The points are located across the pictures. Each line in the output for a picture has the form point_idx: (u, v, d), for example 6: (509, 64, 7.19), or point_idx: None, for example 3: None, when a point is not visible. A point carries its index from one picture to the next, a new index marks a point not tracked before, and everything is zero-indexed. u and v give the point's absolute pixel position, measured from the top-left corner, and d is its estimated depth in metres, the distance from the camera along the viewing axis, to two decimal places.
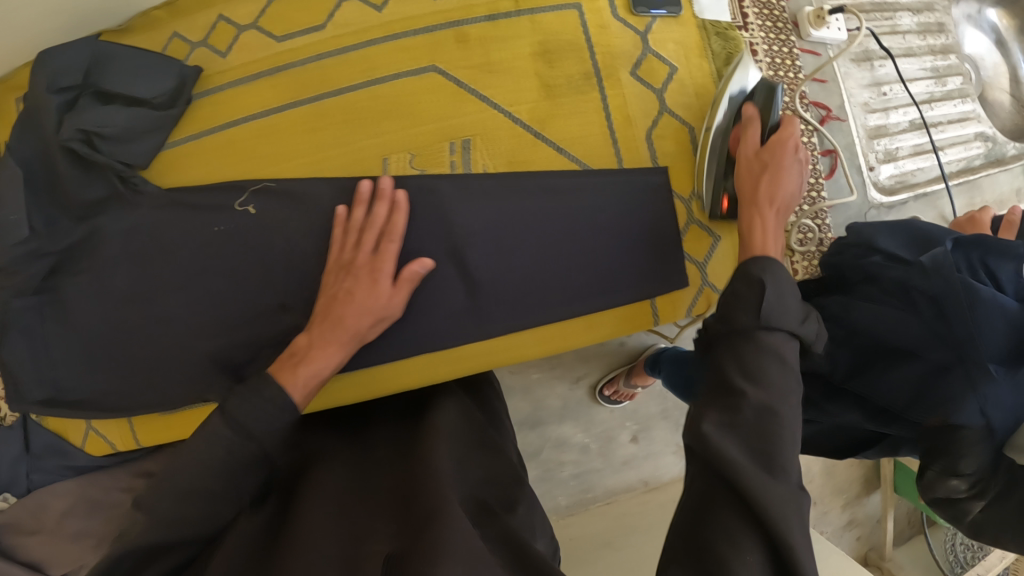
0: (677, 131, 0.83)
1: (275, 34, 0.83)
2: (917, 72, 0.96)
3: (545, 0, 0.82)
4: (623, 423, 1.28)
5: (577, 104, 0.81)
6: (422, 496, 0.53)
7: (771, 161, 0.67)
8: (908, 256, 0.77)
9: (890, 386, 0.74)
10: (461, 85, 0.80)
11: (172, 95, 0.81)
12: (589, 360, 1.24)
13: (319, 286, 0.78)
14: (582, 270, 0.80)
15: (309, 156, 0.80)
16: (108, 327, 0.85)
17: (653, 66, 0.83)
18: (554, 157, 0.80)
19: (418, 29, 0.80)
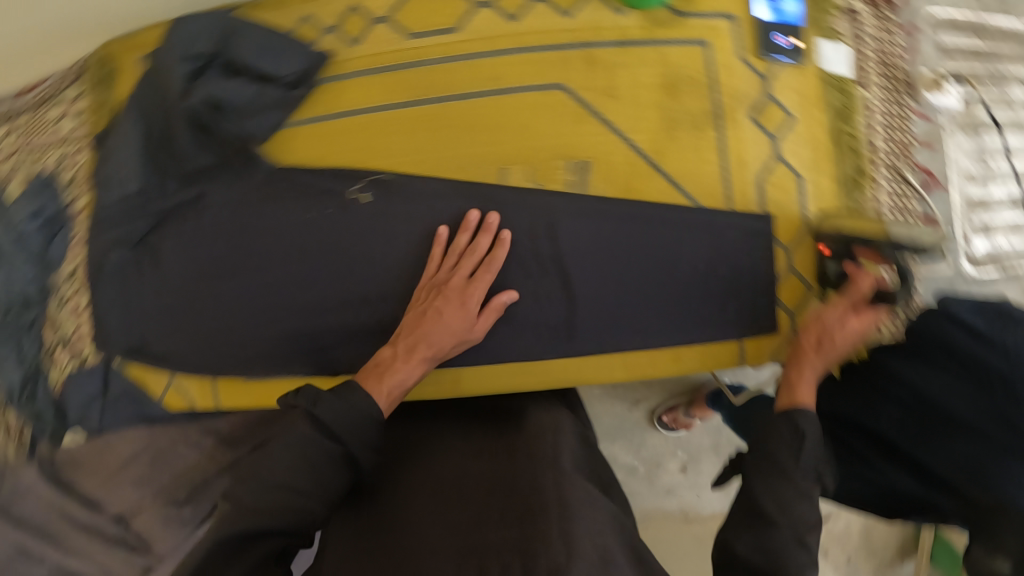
0: (787, 180, 0.82)
1: (407, 31, 0.84)
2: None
3: (673, 33, 0.82)
4: (673, 451, 1.30)
5: (694, 139, 0.81)
6: (536, 494, 0.58)
7: (834, 328, 0.73)
8: (986, 329, 0.77)
9: (947, 455, 0.76)
10: (584, 106, 0.81)
11: (298, 76, 0.83)
12: (650, 384, 1.29)
13: (419, 283, 0.79)
14: (678, 301, 0.81)
15: (426, 154, 0.81)
16: (203, 290, 0.87)
17: (771, 112, 0.82)
18: (665, 189, 0.81)
19: (547, 45, 0.82)
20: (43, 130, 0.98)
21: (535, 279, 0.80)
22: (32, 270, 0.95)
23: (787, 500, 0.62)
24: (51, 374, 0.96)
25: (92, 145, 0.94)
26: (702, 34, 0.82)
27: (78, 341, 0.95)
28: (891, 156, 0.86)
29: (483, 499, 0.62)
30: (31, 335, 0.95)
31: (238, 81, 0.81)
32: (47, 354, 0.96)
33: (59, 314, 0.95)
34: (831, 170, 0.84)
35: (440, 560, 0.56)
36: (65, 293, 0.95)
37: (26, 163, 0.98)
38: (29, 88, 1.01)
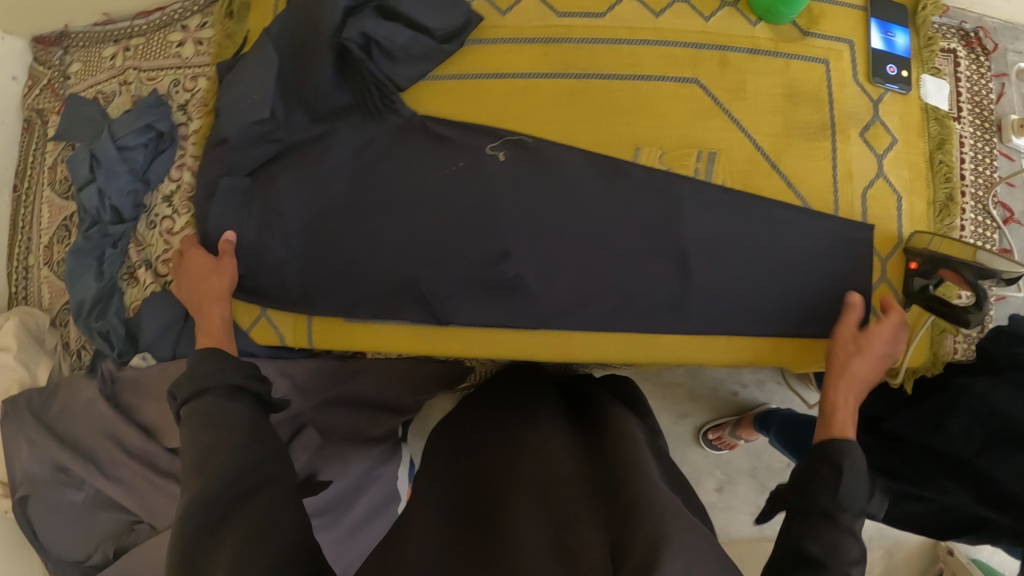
0: (888, 196, 0.87)
1: (555, 9, 0.86)
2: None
3: (802, 49, 0.86)
4: (712, 470, 1.35)
5: (810, 148, 0.85)
6: (632, 489, 0.56)
7: (863, 347, 0.77)
8: None
9: (1013, 469, 0.80)
10: (716, 102, 0.84)
11: (452, 33, 0.84)
12: (699, 401, 1.35)
13: (542, 244, 0.80)
14: (787, 298, 0.83)
15: (564, 125, 0.84)
16: (310, 228, 0.84)
17: (879, 132, 0.87)
18: (781, 189, 0.84)
19: (686, 42, 0.85)
20: (161, 53, 0.97)
21: (654, 258, 0.81)
22: (130, 181, 0.89)
23: (836, 510, 0.60)
24: (130, 292, 0.93)
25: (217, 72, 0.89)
26: (825, 55, 0.86)
27: (163, 264, 0.91)
28: (976, 189, 0.91)
29: (572, 490, 0.59)
30: (116, 251, 0.92)
31: (393, 24, 0.79)
32: (128, 273, 0.93)
33: (149, 234, 0.91)
34: (924, 192, 0.88)
35: (524, 529, 0.53)
36: (159, 213, 0.91)
37: (145, 86, 0.96)
38: (155, 10, 0.99)
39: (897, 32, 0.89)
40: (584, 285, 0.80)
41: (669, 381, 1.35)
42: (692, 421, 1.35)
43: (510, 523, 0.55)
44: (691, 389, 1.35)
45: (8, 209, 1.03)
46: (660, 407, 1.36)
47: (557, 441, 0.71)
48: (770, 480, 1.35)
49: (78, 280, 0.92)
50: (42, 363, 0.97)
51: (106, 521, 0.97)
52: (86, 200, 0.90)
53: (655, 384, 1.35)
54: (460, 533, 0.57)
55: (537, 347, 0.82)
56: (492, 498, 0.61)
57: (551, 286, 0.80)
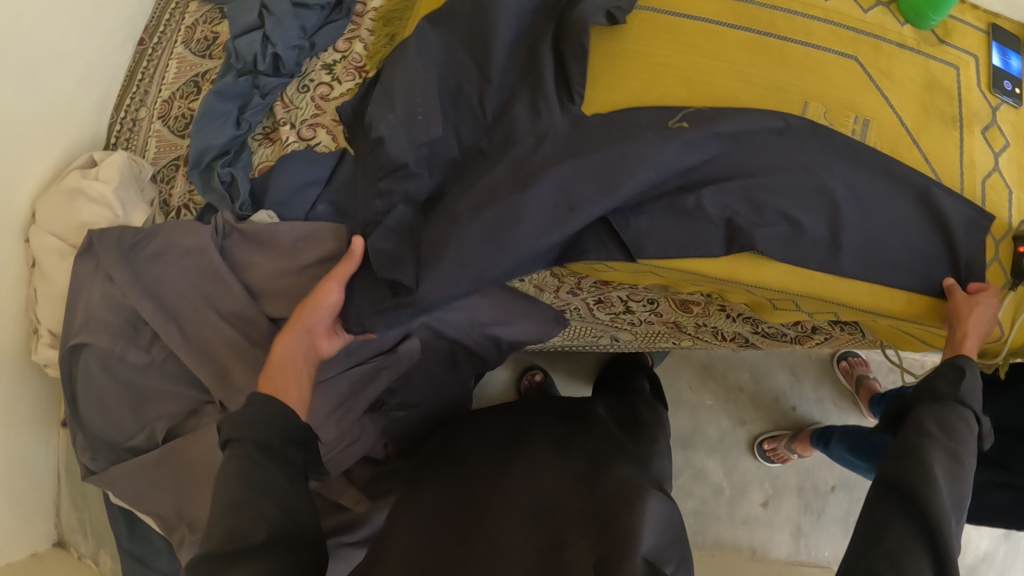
0: (1001, 189, 0.90)
1: None
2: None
3: (937, 52, 0.92)
4: (761, 482, 1.25)
5: (944, 134, 0.88)
6: (620, 518, 0.60)
7: (970, 307, 0.80)
8: None
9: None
10: (871, 80, 0.87)
11: None
12: (760, 411, 1.27)
13: (721, 163, 0.78)
14: (936, 261, 0.83)
15: (738, 69, 0.83)
16: (469, 108, 0.79)
17: (996, 134, 0.92)
18: (920, 163, 0.86)
19: (848, 25, 0.88)
20: None
21: (819, 198, 0.79)
22: (298, 36, 0.86)
23: (954, 420, 0.71)
24: (263, 151, 0.87)
25: None
26: (955, 62, 0.92)
27: (308, 128, 0.86)
28: None
29: (562, 518, 0.64)
30: (263, 102, 0.87)
31: None
32: (265, 133, 0.88)
33: (300, 97, 0.87)
34: None
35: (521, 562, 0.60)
36: (316, 78, 0.87)
37: None
38: None
39: (1013, 57, 0.96)
40: (750, 215, 0.78)
41: (731, 384, 1.28)
42: (748, 429, 1.27)
43: (507, 559, 0.60)
44: (755, 395, 1.28)
45: (128, 61, 0.99)
46: (720, 409, 1.27)
47: (546, 464, 0.74)
48: (814, 502, 1.25)
49: (210, 126, 0.87)
50: (139, 210, 0.88)
51: (166, 397, 0.86)
52: (247, 45, 0.87)
53: (719, 385, 1.28)
54: (457, 562, 0.61)
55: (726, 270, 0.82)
56: (484, 527, 0.65)
57: (721, 205, 0.78)
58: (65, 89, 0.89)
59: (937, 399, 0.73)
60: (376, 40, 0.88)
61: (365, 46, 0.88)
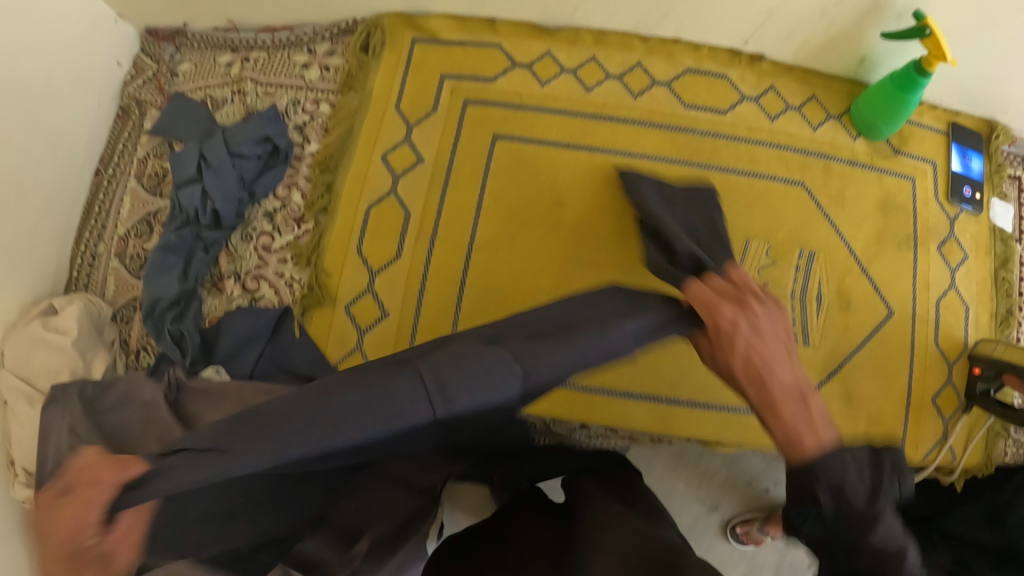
0: (958, 307, 0.90)
1: (682, 99, 0.85)
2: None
3: (891, 165, 0.89)
4: (736, 564, 1.24)
5: (895, 256, 0.86)
6: None
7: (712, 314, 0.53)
8: None
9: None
10: (820, 208, 0.84)
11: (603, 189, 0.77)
12: (734, 493, 1.26)
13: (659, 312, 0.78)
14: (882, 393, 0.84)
15: None
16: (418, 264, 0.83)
17: (953, 248, 0.90)
18: (870, 294, 0.84)
19: (796, 147, 0.85)
20: (280, 70, 0.96)
21: None
22: (237, 189, 0.88)
23: None
24: (213, 302, 0.90)
25: (353, 106, 0.89)
26: (912, 173, 0.90)
27: (253, 279, 0.90)
28: None
29: None
30: (207, 256, 0.90)
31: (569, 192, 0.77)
32: (212, 282, 0.91)
33: (243, 247, 0.90)
34: (988, 304, 0.93)
35: None
36: (258, 228, 0.90)
37: (261, 100, 0.96)
38: (283, 28, 0.97)
39: (973, 156, 0.94)
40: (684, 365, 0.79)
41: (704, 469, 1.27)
42: (721, 513, 1.26)
43: None
44: (727, 479, 1.26)
45: (85, 192, 0.99)
46: (693, 496, 1.26)
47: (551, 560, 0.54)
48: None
49: (159, 279, 0.89)
50: (99, 355, 0.91)
51: None
52: (187, 199, 0.88)
53: (692, 472, 1.27)
54: None
55: (680, 424, 0.78)
56: None
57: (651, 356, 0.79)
58: (24, 227, 0.88)
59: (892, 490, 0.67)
60: (314, 189, 0.89)
61: (302, 194, 0.91)
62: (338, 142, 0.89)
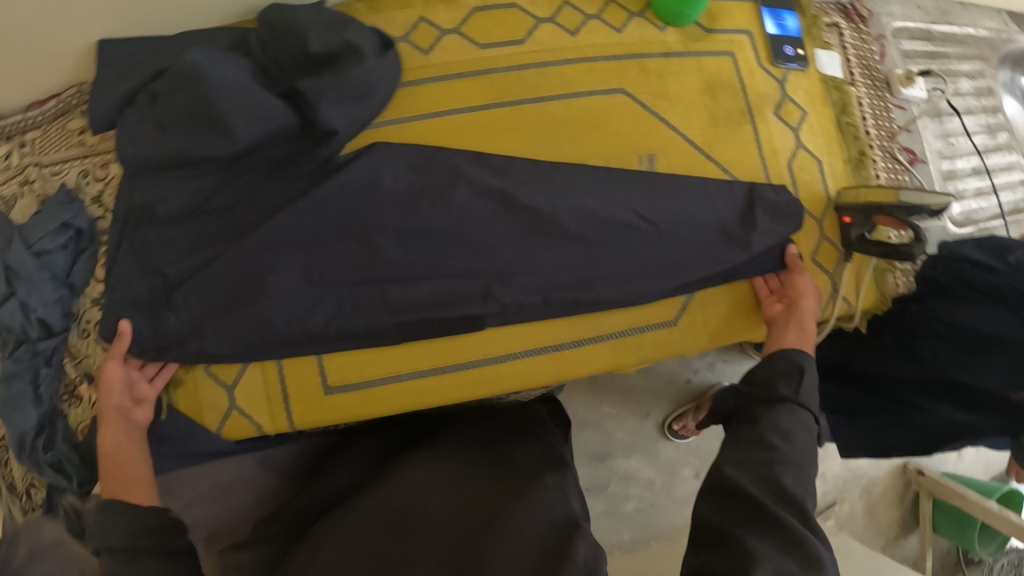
0: (810, 164, 0.97)
1: (477, 41, 0.90)
2: (974, 127, 1.09)
3: (706, 46, 0.95)
4: (686, 458, 1.41)
5: (735, 133, 0.93)
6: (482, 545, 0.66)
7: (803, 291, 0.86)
8: (993, 262, 0.94)
9: (989, 372, 0.90)
10: (645, 107, 0.90)
11: (359, 99, 0.82)
12: (659, 397, 1.40)
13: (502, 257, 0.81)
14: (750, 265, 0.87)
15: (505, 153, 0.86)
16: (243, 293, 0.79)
17: (790, 108, 0.98)
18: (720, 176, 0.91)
19: (605, 56, 0.91)
20: (62, 145, 0.92)
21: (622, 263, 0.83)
22: (54, 289, 0.85)
23: (790, 424, 0.70)
24: (75, 413, 0.87)
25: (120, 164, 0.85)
26: (728, 47, 0.96)
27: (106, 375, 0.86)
28: (882, 141, 1.02)
29: (417, 539, 0.69)
30: (50, 369, 0.86)
31: (340, 106, 0.81)
32: (69, 392, 0.87)
33: (83, 345, 0.87)
34: (840, 153, 1.00)
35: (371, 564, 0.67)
36: (92, 318, 0.86)
37: (49, 182, 0.90)
38: (49, 98, 0.93)
39: (786, 16, 1.00)
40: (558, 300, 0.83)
41: (624, 386, 1.40)
42: (655, 417, 1.40)
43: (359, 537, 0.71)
44: (649, 387, 1.40)
45: None
46: (624, 412, 1.39)
47: (433, 468, 0.83)
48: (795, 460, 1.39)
49: (13, 413, 0.82)
50: None
51: None
52: (6, 318, 0.83)
53: (613, 392, 1.39)
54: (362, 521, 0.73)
55: (576, 364, 0.86)
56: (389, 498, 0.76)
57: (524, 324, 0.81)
58: None
59: (776, 401, 0.73)
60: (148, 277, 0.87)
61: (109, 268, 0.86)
62: (123, 205, 0.85)
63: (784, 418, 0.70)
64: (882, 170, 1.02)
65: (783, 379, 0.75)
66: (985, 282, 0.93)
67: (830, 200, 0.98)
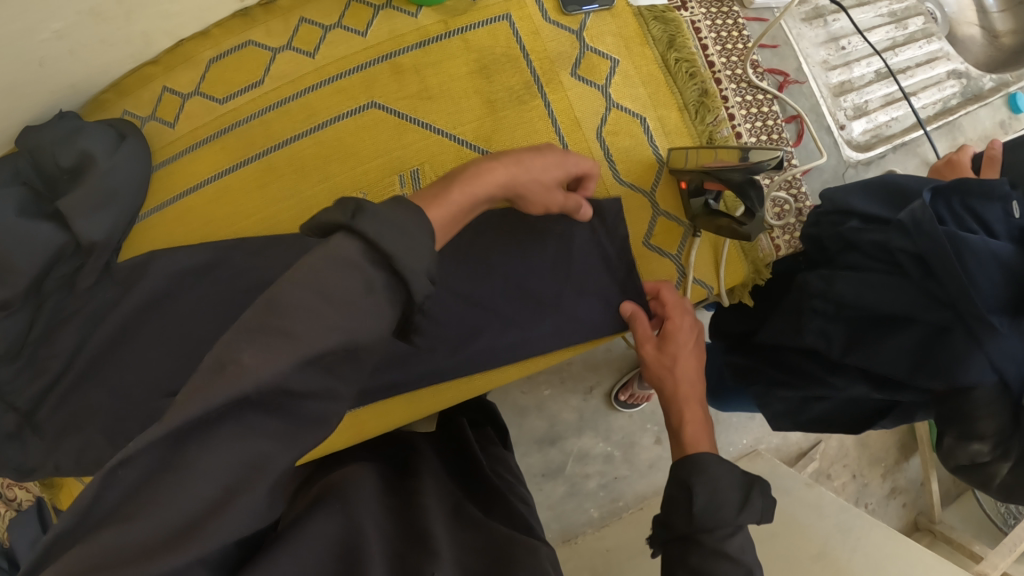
0: (628, 124, 0.81)
1: (217, 97, 0.85)
2: (874, 20, 0.94)
3: (474, 16, 0.82)
4: (644, 426, 1.37)
5: (521, 113, 0.81)
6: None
7: (675, 352, 0.71)
8: (887, 213, 0.75)
9: (888, 355, 0.71)
10: (401, 116, 0.81)
11: (108, 203, 0.81)
12: (600, 368, 1.35)
13: None
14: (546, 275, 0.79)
15: (263, 212, 0.84)
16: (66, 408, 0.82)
17: (594, 62, 0.82)
18: None
19: (350, 69, 0.82)
20: None
21: None
22: None
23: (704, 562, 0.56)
24: None
25: None
26: (504, 9, 0.82)
27: (9, 488, 0.97)
28: (732, 70, 0.85)
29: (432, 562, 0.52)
30: None
31: (95, 214, 0.80)
32: None
33: None
34: (672, 101, 0.83)
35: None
36: None
37: None
38: None
39: None
40: None
41: (559, 364, 1.34)
42: (601, 389, 1.36)
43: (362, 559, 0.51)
44: (585, 361, 1.34)
45: None
46: (566, 391, 1.34)
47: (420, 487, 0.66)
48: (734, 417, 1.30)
49: None
50: None
51: None
52: None
53: (548, 373, 1.34)
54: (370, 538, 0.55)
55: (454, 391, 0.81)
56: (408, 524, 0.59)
57: None
58: None
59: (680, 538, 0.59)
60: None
61: None
62: None
63: (694, 557, 0.57)
64: (737, 107, 0.85)
65: (676, 505, 0.61)
66: (873, 240, 0.74)
67: (660, 163, 0.82)
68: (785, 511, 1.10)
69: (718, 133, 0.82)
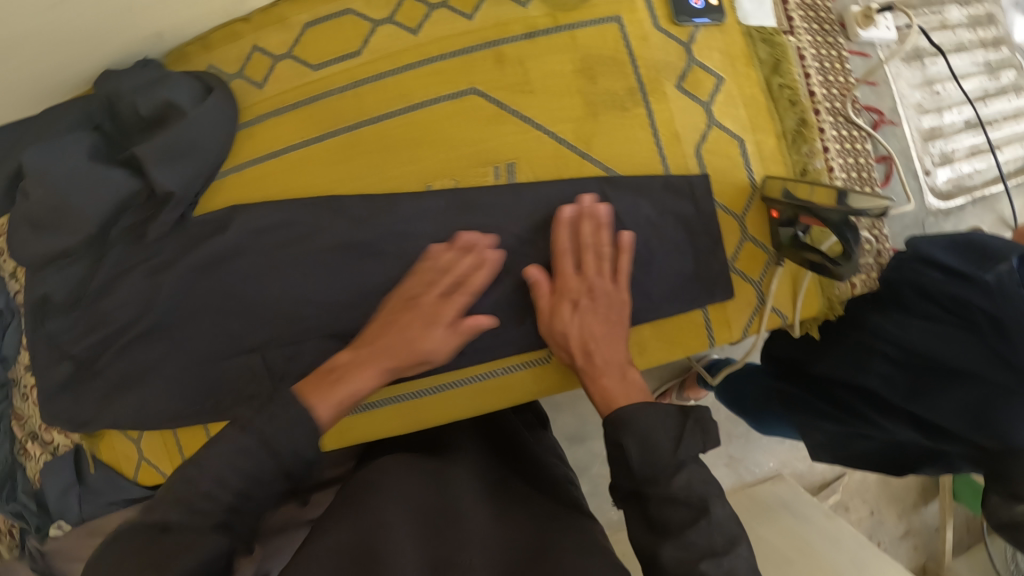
0: (726, 144, 0.81)
1: (309, 62, 0.84)
2: (969, 68, 0.94)
3: (584, 15, 0.81)
4: None
5: (620, 119, 0.80)
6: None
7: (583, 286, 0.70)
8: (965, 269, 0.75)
9: (949, 408, 0.73)
10: (500, 106, 0.80)
11: (179, 155, 0.78)
12: None
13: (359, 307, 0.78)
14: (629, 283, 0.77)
15: (342, 183, 0.81)
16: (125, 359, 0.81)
17: (699, 77, 0.81)
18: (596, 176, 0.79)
19: (452, 51, 0.81)
20: None
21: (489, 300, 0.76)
22: None
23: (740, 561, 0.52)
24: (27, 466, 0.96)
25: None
26: (614, 11, 0.81)
27: (47, 432, 0.94)
28: (832, 102, 0.84)
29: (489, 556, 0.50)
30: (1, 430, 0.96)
31: (172, 166, 0.78)
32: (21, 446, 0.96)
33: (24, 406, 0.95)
34: (771, 126, 0.82)
35: None
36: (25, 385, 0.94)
37: None
38: None
39: None
40: None
41: None
42: None
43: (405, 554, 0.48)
44: None
45: None
46: None
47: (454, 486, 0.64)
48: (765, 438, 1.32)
49: None
50: None
51: None
52: None
53: None
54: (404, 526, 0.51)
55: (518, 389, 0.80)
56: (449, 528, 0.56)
57: None
58: None
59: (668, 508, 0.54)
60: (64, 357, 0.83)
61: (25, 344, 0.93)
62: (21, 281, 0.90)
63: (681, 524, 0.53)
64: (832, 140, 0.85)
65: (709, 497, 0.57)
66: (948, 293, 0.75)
67: (754, 188, 0.81)
68: (803, 537, 1.10)
69: (812, 164, 0.82)
